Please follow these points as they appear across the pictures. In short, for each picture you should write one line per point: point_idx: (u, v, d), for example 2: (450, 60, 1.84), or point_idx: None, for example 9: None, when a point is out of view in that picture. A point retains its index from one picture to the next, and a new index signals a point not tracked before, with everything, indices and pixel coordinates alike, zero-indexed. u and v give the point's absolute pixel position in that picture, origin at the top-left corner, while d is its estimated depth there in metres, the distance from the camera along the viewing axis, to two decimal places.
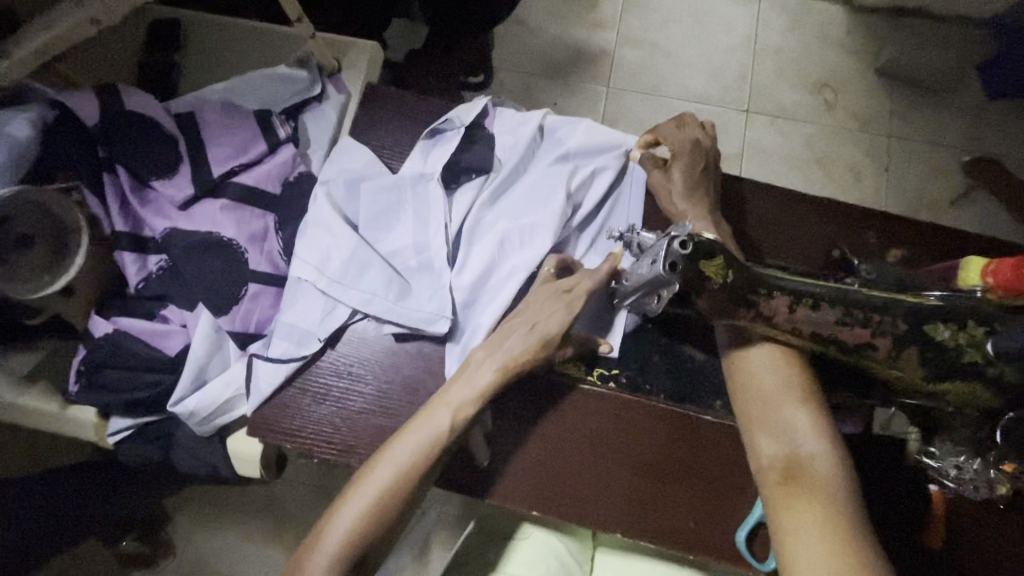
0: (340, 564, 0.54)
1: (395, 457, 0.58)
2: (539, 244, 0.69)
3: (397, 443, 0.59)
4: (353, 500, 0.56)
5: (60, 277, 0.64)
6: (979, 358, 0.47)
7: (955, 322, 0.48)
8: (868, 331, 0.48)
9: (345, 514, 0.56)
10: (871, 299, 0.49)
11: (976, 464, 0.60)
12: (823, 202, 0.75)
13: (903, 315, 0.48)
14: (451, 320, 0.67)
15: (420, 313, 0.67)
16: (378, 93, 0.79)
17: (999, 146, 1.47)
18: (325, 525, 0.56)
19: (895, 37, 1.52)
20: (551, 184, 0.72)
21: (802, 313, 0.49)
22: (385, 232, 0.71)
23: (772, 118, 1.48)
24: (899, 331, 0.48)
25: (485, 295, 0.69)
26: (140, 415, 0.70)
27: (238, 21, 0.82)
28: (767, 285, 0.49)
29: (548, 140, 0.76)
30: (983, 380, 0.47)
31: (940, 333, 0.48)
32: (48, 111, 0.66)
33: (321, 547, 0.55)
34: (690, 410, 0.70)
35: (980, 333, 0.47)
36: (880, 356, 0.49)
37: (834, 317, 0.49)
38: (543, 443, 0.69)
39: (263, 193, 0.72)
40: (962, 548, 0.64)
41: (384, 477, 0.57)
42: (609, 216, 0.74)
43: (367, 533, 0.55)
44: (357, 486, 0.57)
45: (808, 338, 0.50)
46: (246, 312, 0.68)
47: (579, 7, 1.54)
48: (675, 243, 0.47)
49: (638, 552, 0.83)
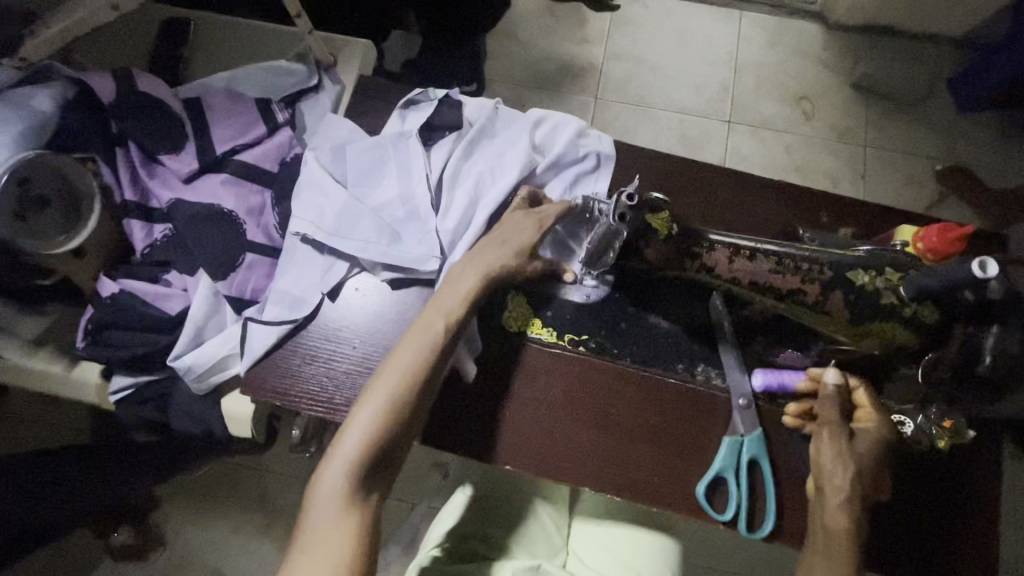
0: (363, 461, 0.61)
1: (402, 363, 0.65)
2: (509, 181, 0.75)
3: (402, 352, 0.65)
4: (369, 402, 0.63)
5: (74, 237, 0.69)
6: (894, 300, 0.61)
7: (873, 269, 0.61)
8: (797, 279, 0.62)
9: (364, 419, 0.62)
10: (798, 253, 0.62)
11: (918, 418, 0.66)
12: (783, 187, 0.81)
13: (832, 267, 0.62)
14: (439, 261, 0.73)
15: (411, 255, 0.72)
16: (371, 84, 0.85)
17: (969, 156, 1.55)
18: (343, 432, 0.63)
19: (867, 53, 1.61)
20: (520, 137, 0.79)
21: (740, 264, 0.62)
22: (372, 188, 0.77)
23: (751, 127, 1.56)
24: (825, 278, 0.61)
25: (468, 232, 0.74)
26: (140, 374, 0.75)
27: (245, 21, 0.90)
28: (707, 240, 0.62)
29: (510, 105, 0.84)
30: (901, 320, 0.61)
31: (861, 278, 0.61)
32: (68, 86, 0.73)
33: (342, 449, 0.62)
34: (654, 371, 0.74)
35: (898, 280, 0.61)
36: (807, 300, 0.62)
37: (769, 268, 0.62)
38: (514, 404, 0.73)
39: (261, 170, 0.78)
40: (903, 497, 0.68)
41: (396, 378, 0.64)
42: (579, 164, 0.79)
43: (384, 437, 0.62)
44: (370, 394, 0.64)
45: (749, 285, 0.63)
46: (242, 279, 0.74)
47: (569, 22, 1.63)
48: (622, 197, 0.55)
49: (612, 520, 0.87)
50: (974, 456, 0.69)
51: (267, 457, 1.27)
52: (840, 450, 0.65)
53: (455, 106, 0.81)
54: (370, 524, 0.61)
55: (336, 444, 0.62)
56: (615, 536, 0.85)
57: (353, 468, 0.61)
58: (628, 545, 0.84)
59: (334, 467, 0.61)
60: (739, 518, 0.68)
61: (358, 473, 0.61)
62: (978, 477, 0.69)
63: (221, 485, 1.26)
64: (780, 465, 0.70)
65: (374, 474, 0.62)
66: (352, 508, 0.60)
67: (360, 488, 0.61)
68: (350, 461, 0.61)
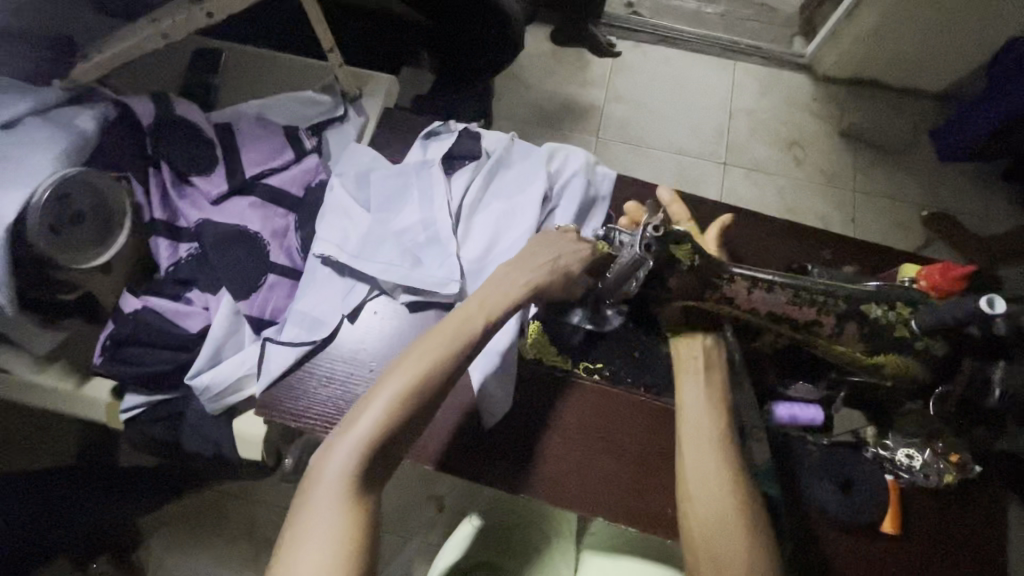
0: (372, 446, 0.59)
1: (426, 356, 0.63)
2: (527, 214, 0.78)
3: (426, 345, 0.64)
4: (387, 385, 0.61)
5: (104, 252, 0.70)
6: (905, 332, 0.64)
7: (885, 304, 0.64)
8: (814, 311, 0.64)
9: (375, 407, 0.60)
10: (816, 286, 0.64)
11: (925, 454, 0.70)
12: (783, 224, 0.85)
13: (845, 298, 0.64)
14: (460, 283, 0.74)
15: (432, 278, 0.73)
16: (395, 115, 0.89)
17: (953, 203, 1.62)
18: (355, 417, 0.61)
19: (854, 104, 1.71)
20: (535, 169, 0.82)
21: (759, 295, 0.64)
22: (393, 212, 0.78)
23: (747, 170, 1.63)
24: (840, 310, 0.64)
25: (490, 262, 0.77)
26: (153, 392, 0.74)
27: (273, 53, 0.94)
28: (726, 271, 0.64)
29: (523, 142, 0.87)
30: (914, 351, 0.63)
31: (875, 311, 0.64)
32: (110, 108, 0.76)
33: (354, 430, 0.60)
34: (667, 401, 0.75)
35: (908, 314, 0.64)
36: (824, 333, 0.65)
37: (786, 299, 0.65)
38: (534, 430, 0.73)
39: (287, 194, 0.80)
40: (912, 529, 0.69)
41: (417, 370, 0.62)
42: (590, 197, 0.82)
43: (395, 427, 0.60)
44: (393, 375, 0.62)
45: (768, 316, 0.65)
46: (263, 300, 0.74)
47: (573, 66, 1.72)
48: (648, 228, 0.59)
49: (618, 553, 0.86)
50: (980, 492, 0.71)
51: (258, 487, 1.25)
52: (717, 407, 0.66)
53: (475, 139, 0.85)
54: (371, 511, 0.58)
55: (344, 430, 0.60)
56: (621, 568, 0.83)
57: (359, 457, 0.59)
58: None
59: (340, 452, 0.59)
60: None
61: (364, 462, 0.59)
62: (984, 513, 0.70)
63: (209, 516, 1.23)
64: (793, 498, 0.71)
65: (380, 462, 0.60)
66: (354, 496, 0.58)
67: (366, 475, 0.59)
68: (357, 448, 0.59)
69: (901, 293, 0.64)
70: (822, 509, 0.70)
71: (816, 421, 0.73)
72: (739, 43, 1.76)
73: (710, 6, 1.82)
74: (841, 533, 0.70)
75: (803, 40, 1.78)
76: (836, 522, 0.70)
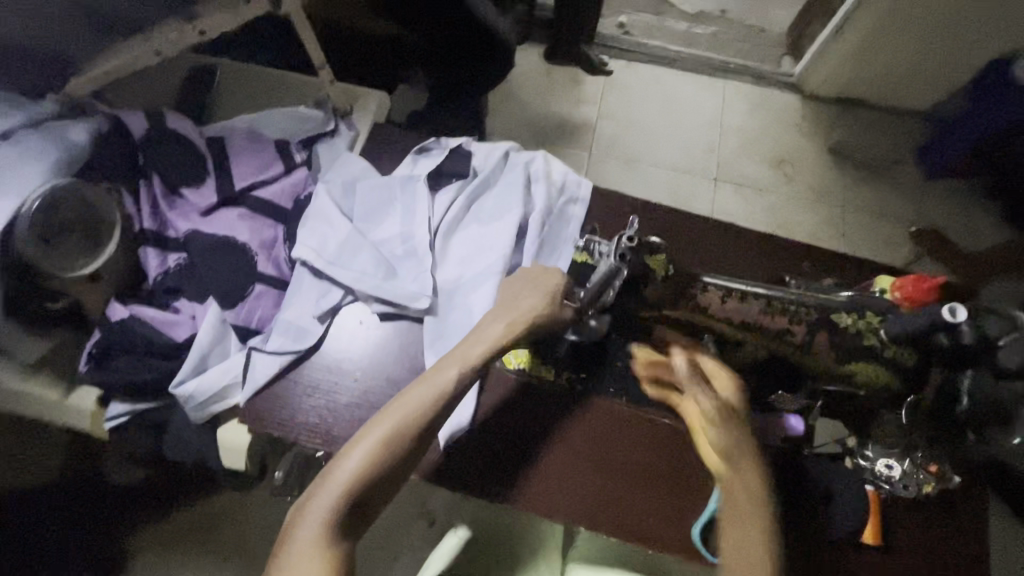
0: (348, 493, 0.62)
1: (405, 408, 0.65)
2: (500, 238, 0.79)
3: (406, 395, 0.66)
4: (367, 434, 0.64)
5: (92, 262, 0.70)
6: (874, 341, 0.67)
7: (853, 312, 0.68)
8: (785, 318, 0.70)
9: (354, 458, 0.63)
10: (789, 296, 0.70)
11: (904, 464, 0.71)
12: (765, 238, 0.87)
13: (815, 311, 0.69)
14: (431, 300, 0.75)
15: (404, 291, 0.75)
16: (385, 130, 0.91)
17: (941, 219, 1.65)
18: (336, 463, 0.64)
19: (841, 122, 1.75)
20: (515, 193, 0.82)
21: (733, 304, 0.71)
22: (376, 224, 0.81)
23: (737, 187, 1.65)
24: (811, 319, 0.69)
25: (464, 281, 0.78)
26: (138, 401, 0.74)
27: (267, 70, 0.96)
28: (701, 281, 0.70)
29: (513, 162, 0.87)
30: (880, 359, 0.66)
31: (843, 319, 0.68)
32: (103, 121, 0.77)
33: (332, 477, 0.63)
34: (648, 411, 0.76)
35: (876, 322, 0.67)
36: (796, 340, 0.69)
37: (759, 309, 0.70)
38: (517, 439, 0.74)
39: (277, 206, 0.82)
40: (897, 541, 0.69)
41: (396, 421, 0.64)
42: (567, 223, 0.83)
43: (372, 476, 0.63)
44: (374, 424, 0.65)
45: (741, 323, 0.70)
46: (249, 309, 0.76)
47: (566, 85, 1.76)
48: (623, 239, 0.61)
49: (605, 565, 0.85)
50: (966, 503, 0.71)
51: (247, 501, 1.24)
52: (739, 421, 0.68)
53: (465, 158, 0.87)
54: (345, 558, 0.61)
55: (325, 478, 0.63)
56: None
57: (336, 507, 0.62)
58: None
59: (320, 500, 0.62)
60: None
61: (340, 511, 0.62)
62: (968, 525, 0.70)
63: (197, 530, 1.22)
64: (775, 507, 0.71)
65: (357, 509, 0.63)
66: (330, 544, 0.61)
67: (341, 521, 0.62)
68: (334, 497, 0.62)
69: (869, 303, 0.68)
70: (808, 515, 0.70)
71: (797, 431, 0.73)
72: (728, 63, 1.81)
73: (700, 27, 1.87)
74: (823, 545, 0.69)
75: (791, 60, 1.82)
76: (818, 533, 0.70)
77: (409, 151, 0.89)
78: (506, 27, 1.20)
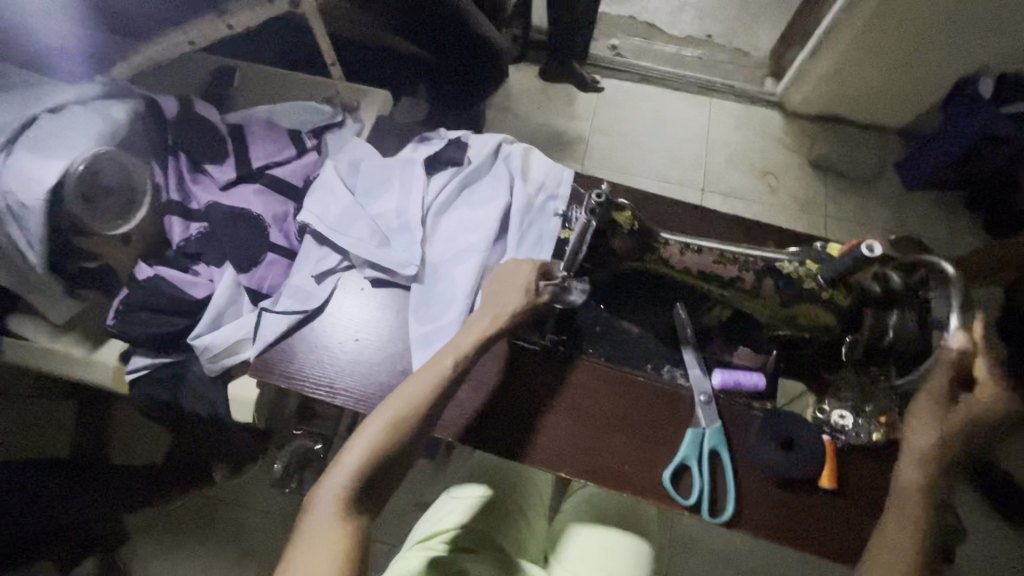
0: (359, 480, 0.65)
1: (412, 391, 0.69)
2: (485, 222, 0.86)
3: (414, 379, 0.70)
4: (371, 427, 0.67)
5: (128, 222, 0.80)
6: (811, 285, 0.74)
7: (797, 260, 0.74)
8: (735, 267, 0.76)
9: (366, 438, 0.66)
10: (739, 249, 0.76)
11: (857, 417, 0.76)
12: (740, 223, 0.93)
13: (759, 260, 0.75)
14: (418, 269, 0.82)
15: (395, 258, 0.82)
16: (388, 124, 1.01)
17: (920, 229, 1.72)
18: (349, 444, 0.67)
19: (822, 137, 1.84)
20: (502, 183, 0.90)
21: (689, 256, 0.77)
22: (375, 199, 0.89)
23: (723, 197, 1.74)
24: (757, 267, 0.75)
25: (450, 257, 0.85)
26: (159, 355, 0.82)
27: (283, 72, 1.07)
28: (661, 237, 0.77)
29: (504, 155, 0.94)
30: (818, 301, 0.73)
31: (787, 267, 0.74)
32: (140, 101, 0.87)
33: (341, 467, 0.65)
34: (624, 368, 0.81)
35: (815, 268, 0.74)
36: (746, 287, 0.76)
37: (712, 259, 0.77)
38: (501, 393, 0.79)
39: (289, 184, 0.91)
40: (847, 487, 0.75)
41: (406, 403, 0.68)
42: (548, 211, 0.89)
43: (386, 454, 0.66)
44: (383, 407, 0.69)
45: (696, 273, 0.77)
46: (262, 274, 0.83)
47: (560, 101, 1.87)
48: (593, 196, 0.70)
49: (604, 523, 0.88)
50: None
51: (249, 490, 1.29)
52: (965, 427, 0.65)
53: (462, 146, 0.94)
54: (360, 536, 0.63)
55: (339, 458, 0.66)
56: (606, 538, 0.86)
57: (350, 486, 0.64)
58: (618, 544, 0.85)
59: (336, 477, 0.65)
60: (702, 503, 0.73)
61: (355, 489, 0.65)
62: None
63: (200, 518, 1.27)
64: (737, 455, 0.76)
65: (371, 486, 0.66)
66: (344, 521, 0.63)
67: (355, 504, 0.64)
68: (349, 475, 0.65)
69: (808, 252, 0.74)
70: (775, 465, 0.74)
71: (759, 386, 0.79)
72: (714, 82, 1.91)
73: (688, 50, 2.00)
74: (781, 490, 0.75)
75: (774, 80, 1.93)
76: (779, 477, 0.74)
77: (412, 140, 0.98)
78: (503, 44, 1.31)
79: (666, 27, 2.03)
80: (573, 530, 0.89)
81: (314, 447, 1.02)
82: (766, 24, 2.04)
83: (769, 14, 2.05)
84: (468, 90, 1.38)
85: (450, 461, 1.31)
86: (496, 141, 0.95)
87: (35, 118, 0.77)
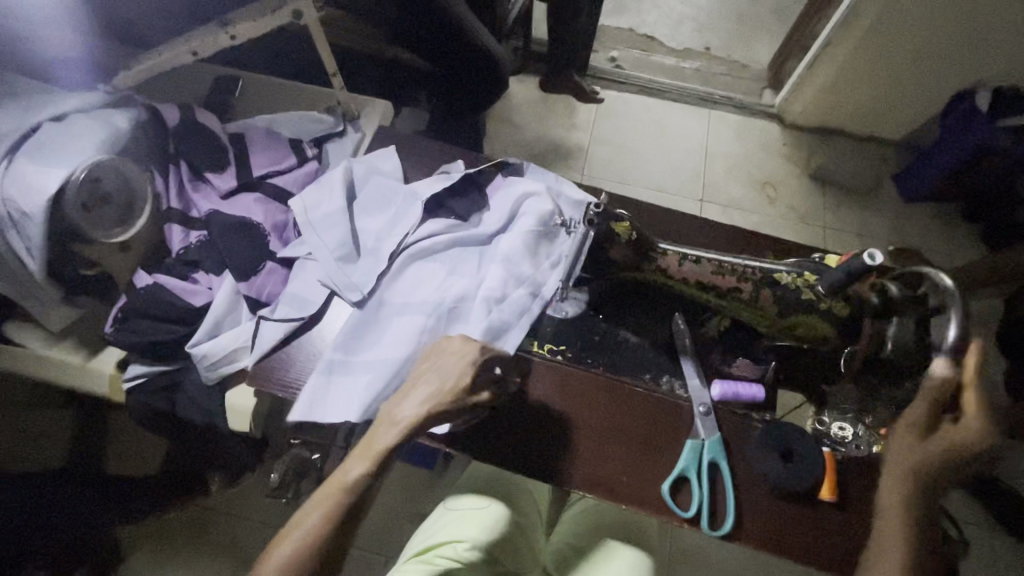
0: (307, 551, 0.65)
1: (369, 456, 0.69)
2: (451, 294, 0.81)
3: (369, 445, 0.70)
4: (301, 523, 0.66)
5: (128, 231, 0.82)
6: (810, 296, 0.73)
7: (795, 272, 0.74)
8: (733, 278, 0.76)
9: (316, 512, 0.66)
10: (739, 260, 0.76)
11: (858, 429, 0.77)
12: (739, 234, 0.93)
13: (759, 270, 0.75)
14: (363, 297, 0.81)
15: (347, 279, 0.82)
16: (389, 133, 1.01)
17: (918, 240, 1.72)
18: (301, 514, 0.68)
19: (820, 149, 1.84)
20: (494, 260, 0.84)
21: (688, 266, 0.77)
22: (368, 214, 0.90)
23: (722, 208, 1.75)
24: (756, 278, 0.75)
25: (400, 306, 0.81)
26: (156, 363, 0.82)
27: (285, 82, 1.08)
28: (659, 246, 0.76)
29: (512, 226, 0.88)
30: (817, 312, 0.73)
31: (784, 279, 0.74)
32: (142, 111, 0.88)
33: (292, 536, 0.66)
34: (623, 377, 0.81)
35: (812, 280, 0.73)
36: (744, 297, 0.76)
37: (711, 269, 0.76)
38: (501, 403, 0.78)
39: (289, 192, 0.92)
40: (847, 499, 0.74)
41: (357, 469, 0.68)
42: (525, 299, 0.82)
43: (337, 524, 0.66)
44: (340, 473, 0.69)
45: (695, 283, 0.77)
46: (260, 283, 0.83)
47: (560, 112, 1.88)
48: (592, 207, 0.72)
49: (604, 536, 0.88)
50: None
51: (241, 502, 1.28)
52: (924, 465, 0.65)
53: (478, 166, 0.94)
54: None
55: (291, 526, 0.67)
56: (611, 552, 0.85)
57: (301, 556, 0.65)
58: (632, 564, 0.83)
59: (285, 546, 0.65)
60: (701, 517, 0.73)
61: (305, 559, 0.65)
62: None
63: (192, 531, 1.26)
64: (736, 466, 0.76)
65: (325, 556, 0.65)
66: None
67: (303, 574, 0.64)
68: (298, 545, 0.65)
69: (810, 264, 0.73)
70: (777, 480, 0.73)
71: (758, 398, 0.79)
72: (713, 94, 1.93)
73: (687, 62, 2.01)
74: (783, 503, 0.74)
75: (773, 92, 1.95)
76: (779, 490, 0.73)
77: (434, 169, 0.96)
78: (502, 56, 1.32)
79: (665, 39, 2.05)
80: (573, 545, 0.87)
81: (312, 458, 1.04)
82: (764, 38, 2.06)
83: (767, 28, 2.08)
84: (468, 100, 1.38)
85: (447, 472, 1.29)
86: (513, 206, 0.89)
87: (38, 125, 0.78)
